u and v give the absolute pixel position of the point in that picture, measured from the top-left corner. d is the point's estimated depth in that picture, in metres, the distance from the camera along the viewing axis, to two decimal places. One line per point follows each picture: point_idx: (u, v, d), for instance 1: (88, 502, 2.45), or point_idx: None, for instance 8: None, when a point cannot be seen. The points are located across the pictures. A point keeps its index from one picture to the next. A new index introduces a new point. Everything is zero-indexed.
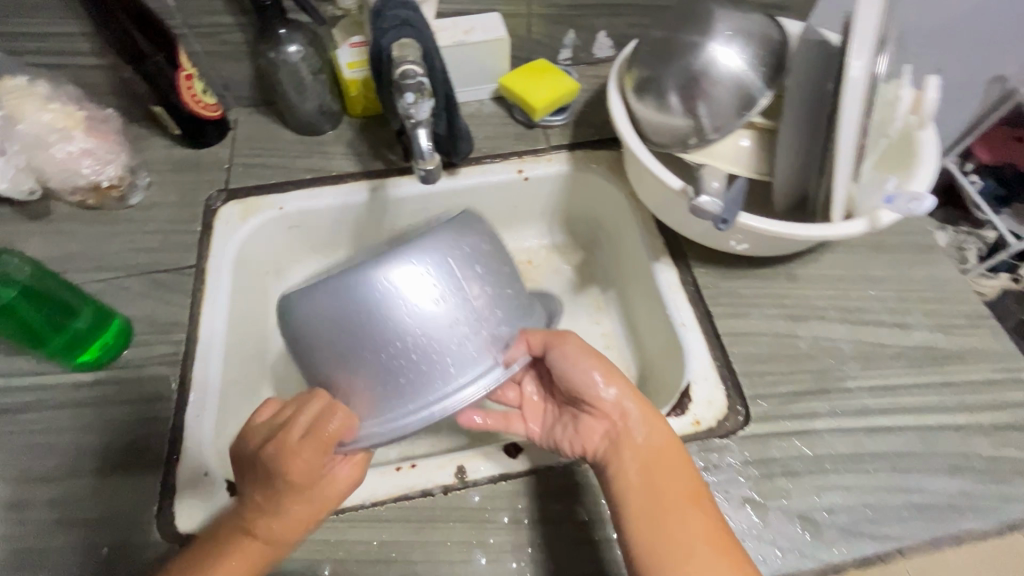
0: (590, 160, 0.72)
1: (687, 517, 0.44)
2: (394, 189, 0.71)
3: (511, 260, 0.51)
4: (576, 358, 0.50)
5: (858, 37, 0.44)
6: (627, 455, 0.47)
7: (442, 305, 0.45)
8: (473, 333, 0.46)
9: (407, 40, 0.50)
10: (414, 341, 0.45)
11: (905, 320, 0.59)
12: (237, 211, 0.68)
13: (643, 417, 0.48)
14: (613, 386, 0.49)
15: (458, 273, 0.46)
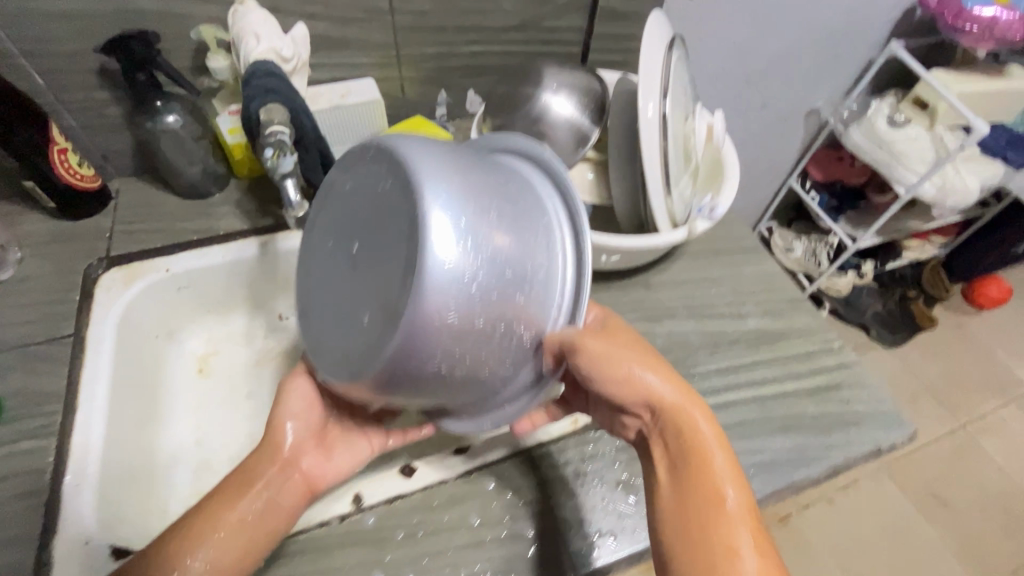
0: None
1: (716, 487, 0.45)
2: (284, 243, 0.75)
3: (532, 246, 0.44)
4: (603, 350, 0.48)
5: (645, 88, 0.56)
6: (670, 436, 0.48)
7: (477, 329, 0.41)
8: (510, 351, 0.45)
9: (274, 105, 0.55)
10: (455, 375, 0.43)
11: (740, 310, 0.70)
12: (119, 277, 0.69)
13: (672, 397, 0.49)
14: (643, 372, 0.49)
15: (480, 311, 0.41)
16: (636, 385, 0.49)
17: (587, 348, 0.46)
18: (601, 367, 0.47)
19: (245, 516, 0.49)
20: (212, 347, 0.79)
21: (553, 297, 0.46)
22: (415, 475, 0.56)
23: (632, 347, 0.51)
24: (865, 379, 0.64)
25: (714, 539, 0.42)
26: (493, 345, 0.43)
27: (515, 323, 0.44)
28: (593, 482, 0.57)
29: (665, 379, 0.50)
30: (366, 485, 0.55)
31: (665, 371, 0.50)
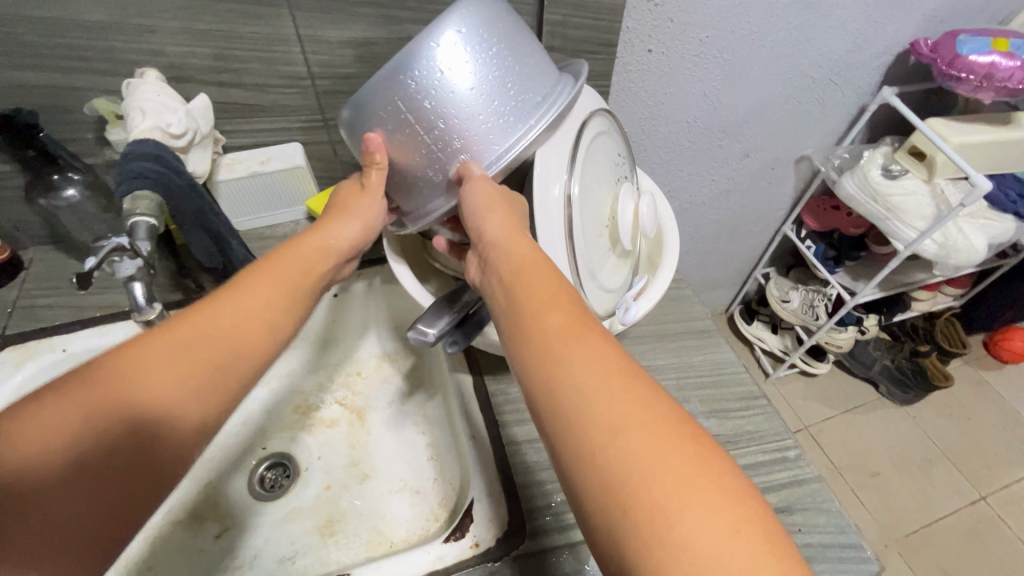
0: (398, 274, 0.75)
1: (578, 353, 0.37)
2: None
3: (490, 138, 0.48)
4: (487, 201, 0.47)
5: (551, 167, 0.49)
6: (520, 263, 0.44)
7: (426, 106, 0.46)
8: (439, 160, 0.49)
9: (142, 193, 0.53)
10: (401, 123, 0.48)
11: (682, 409, 0.62)
12: (12, 358, 0.64)
13: (540, 269, 0.44)
14: (522, 236, 0.47)
15: (431, 108, 0.46)
16: (504, 237, 0.46)
17: (475, 182, 0.47)
18: (482, 199, 0.46)
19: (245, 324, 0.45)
20: None
21: (500, 149, 0.48)
22: None
23: (508, 201, 0.49)
24: (823, 500, 0.55)
25: (587, 399, 0.35)
26: (433, 138, 0.47)
27: (459, 140, 0.48)
28: None
29: (529, 252, 0.45)
30: None
31: (527, 239, 0.47)
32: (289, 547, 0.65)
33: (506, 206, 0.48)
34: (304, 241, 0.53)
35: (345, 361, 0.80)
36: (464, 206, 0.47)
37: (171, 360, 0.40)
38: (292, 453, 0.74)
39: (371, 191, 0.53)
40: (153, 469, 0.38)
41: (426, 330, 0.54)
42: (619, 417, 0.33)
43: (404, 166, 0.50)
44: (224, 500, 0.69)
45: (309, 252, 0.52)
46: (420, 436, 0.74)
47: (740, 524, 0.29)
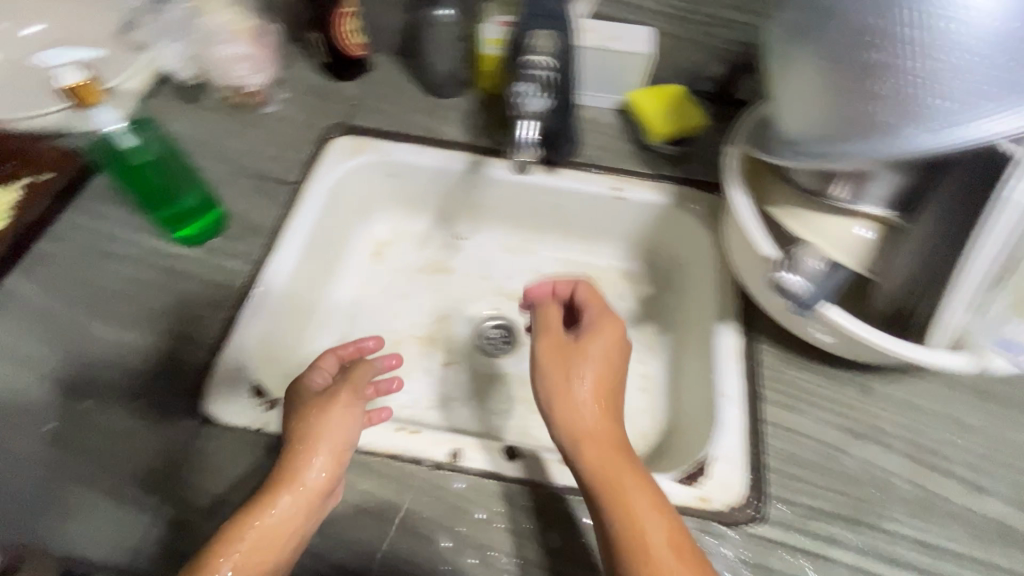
0: (690, 200, 0.70)
1: (647, 523, 0.44)
2: (492, 170, 0.73)
3: (991, 90, 0.38)
4: (549, 359, 0.52)
5: None
6: (579, 416, 0.49)
7: (933, 26, 0.39)
8: (899, 95, 0.41)
9: (545, 41, 0.63)
10: (880, 42, 0.41)
11: (982, 479, 0.51)
12: (347, 145, 0.73)
13: (603, 421, 0.49)
14: (592, 376, 0.51)
15: (935, 30, 0.39)
16: (588, 406, 0.50)
17: (551, 333, 0.54)
18: (546, 366, 0.51)
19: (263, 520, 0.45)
20: (391, 238, 0.82)
21: (994, 108, 0.38)
22: (514, 461, 0.53)
23: (575, 342, 0.53)
24: None
25: (644, 554, 0.43)
26: (915, 65, 0.40)
27: (946, 78, 0.39)
28: None
29: (591, 404, 0.50)
30: (467, 446, 0.53)
31: (603, 369, 0.52)
32: (499, 404, 0.70)
33: (583, 350, 0.52)
34: (289, 432, 0.50)
35: (582, 263, 0.81)
36: (539, 358, 0.52)
37: (229, 533, 0.45)
38: (517, 323, 0.77)
39: (342, 399, 0.52)
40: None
41: (792, 279, 0.47)
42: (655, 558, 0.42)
43: (846, 91, 0.43)
44: (455, 339, 0.75)
45: (307, 438, 0.49)
46: (638, 363, 0.73)
47: None
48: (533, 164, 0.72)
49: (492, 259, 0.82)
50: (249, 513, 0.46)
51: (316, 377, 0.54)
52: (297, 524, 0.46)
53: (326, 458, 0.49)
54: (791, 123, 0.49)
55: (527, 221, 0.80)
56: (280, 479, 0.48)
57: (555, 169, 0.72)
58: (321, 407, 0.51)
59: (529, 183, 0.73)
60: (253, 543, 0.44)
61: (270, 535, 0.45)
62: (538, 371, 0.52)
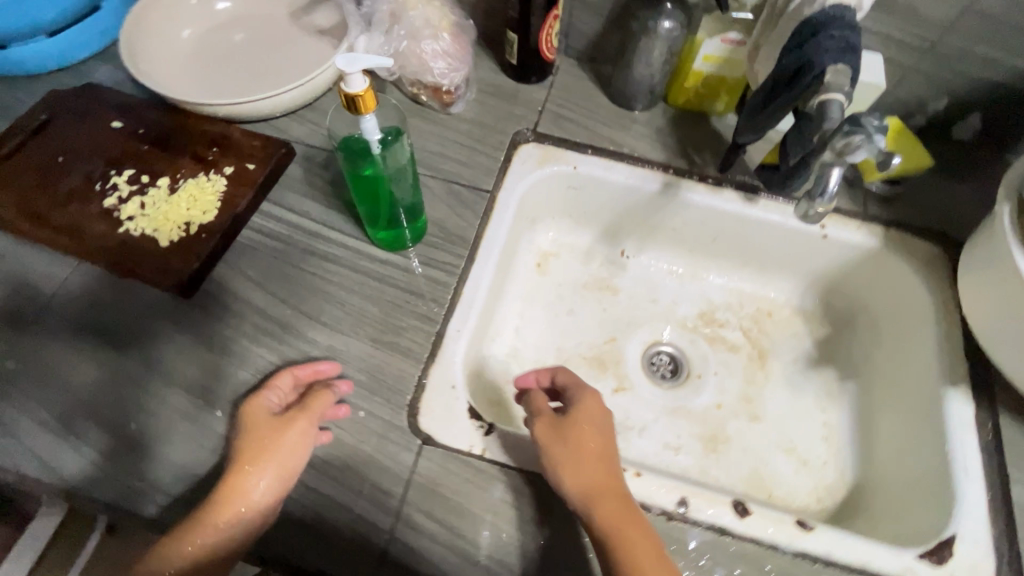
0: (903, 246, 0.66)
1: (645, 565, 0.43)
2: (687, 193, 0.69)
3: None
4: (547, 437, 0.50)
5: None
6: (583, 471, 0.48)
7: None
8: None
9: (842, 66, 0.46)
10: None
11: None
12: (536, 154, 0.70)
13: (597, 476, 0.48)
14: (588, 443, 0.50)
15: None
16: (587, 473, 0.48)
17: (541, 410, 0.52)
18: (548, 442, 0.50)
19: (207, 539, 0.45)
20: (555, 250, 0.80)
21: None
22: (747, 519, 0.50)
23: (566, 415, 0.51)
24: None
25: None
26: None
27: None
28: None
29: (594, 463, 0.49)
30: (694, 496, 0.51)
31: (596, 437, 0.51)
32: (674, 438, 0.68)
33: (574, 419, 0.51)
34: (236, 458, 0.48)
35: (754, 296, 0.77)
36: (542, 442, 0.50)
37: (187, 558, 0.44)
38: (686, 353, 0.75)
39: (297, 427, 0.49)
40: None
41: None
42: None
43: None
44: (624, 364, 0.73)
45: (248, 471, 0.47)
46: (818, 410, 0.70)
47: None
48: (730, 190, 0.68)
49: (659, 281, 0.79)
50: (185, 541, 0.45)
51: (274, 391, 0.52)
52: (230, 556, 0.46)
53: (263, 476, 0.47)
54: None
55: (702, 248, 0.76)
56: (218, 505, 0.46)
57: (756, 198, 0.68)
58: (269, 437, 0.49)
59: (723, 210, 0.69)
60: (186, 560, 0.44)
61: (212, 554, 0.45)
62: (542, 448, 0.50)
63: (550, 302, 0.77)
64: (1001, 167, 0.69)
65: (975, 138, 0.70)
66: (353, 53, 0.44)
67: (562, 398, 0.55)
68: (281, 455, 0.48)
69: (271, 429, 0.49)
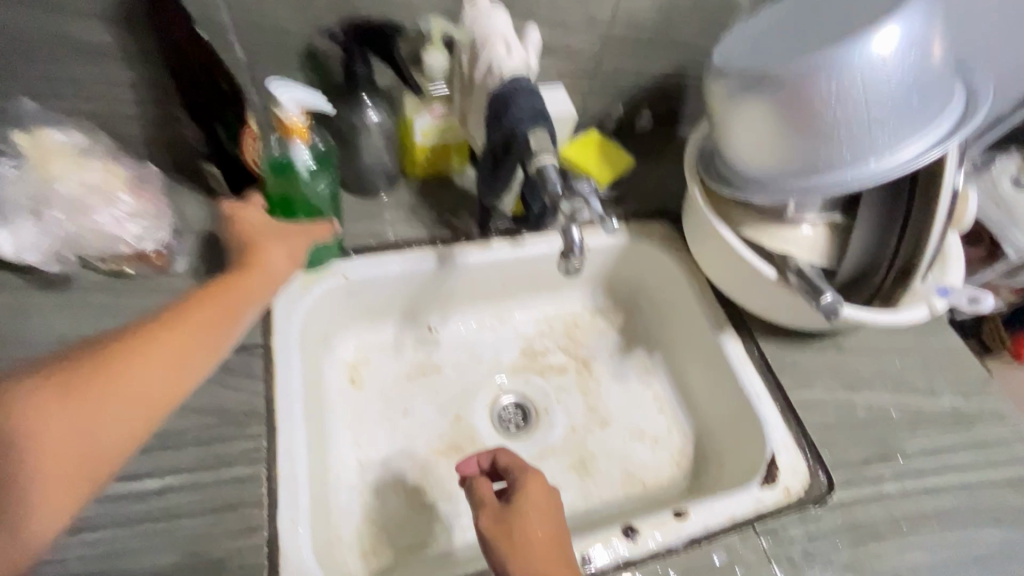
0: (644, 232, 0.77)
1: None
2: (462, 257, 0.70)
3: (906, 124, 0.49)
4: (494, 529, 0.50)
5: (950, 157, 0.53)
6: (531, 561, 0.47)
7: (863, 83, 0.48)
8: (846, 139, 0.50)
9: (541, 132, 0.51)
10: (824, 102, 0.49)
11: (933, 386, 0.68)
12: (297, 279, 0.63)
13: (550, 565, 0.47)
14: (536, 532, 0.49)
15: (864, 89, 0.48)
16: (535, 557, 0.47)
17: (487, 497, 0.53)
18: (494, 535, 0.49)
19: (222, 310, 0.46)
20: (363, 356, 0.74)
21: (908, 140, 0.50)
22: (639, 539, 0.53)
23: (509, 503, 0.51)
24: None
25: None
26: (849, 116, 0.49)
27: (871, 125, 0.49)
28: (823, 566, 0.53)
29: (543, 549, 0.48)
30: (591, 545, 0.53)
31: (541, 520, 0.50)
32: (552, 481, 0.70)
33: (517, 506, 0.51)
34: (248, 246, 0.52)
35: (558, 314, 0.83)
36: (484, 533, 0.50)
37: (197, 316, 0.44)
38: (528, 395, 0.77)
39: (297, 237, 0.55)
40: (163, 355, 0.40)
41: (830, 297, 0.54)
42: None
43: (799, 141, 0.51)
44: (478, 435, 0.72)
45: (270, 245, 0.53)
46: (646, 388, 0.79)
47: None
48: (498, 240, 0.71)
49: (475, 339, 0.79)
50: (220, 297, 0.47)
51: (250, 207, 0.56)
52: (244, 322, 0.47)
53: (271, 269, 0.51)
54: (755, 152, 0.56)
55: (498, 294, 0.79)
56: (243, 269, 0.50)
57: (523, 238, 0.72)
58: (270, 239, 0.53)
59: (500, 259, 0.72)
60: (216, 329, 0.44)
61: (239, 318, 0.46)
62: (490, 543, 0.49)
63: (381, 412, 0.71)
64: (679, 141, 0.86)
65: (653, 127, 0.85)
66: (291, 87, 0.52)
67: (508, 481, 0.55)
68: (279, 255, 0.53)
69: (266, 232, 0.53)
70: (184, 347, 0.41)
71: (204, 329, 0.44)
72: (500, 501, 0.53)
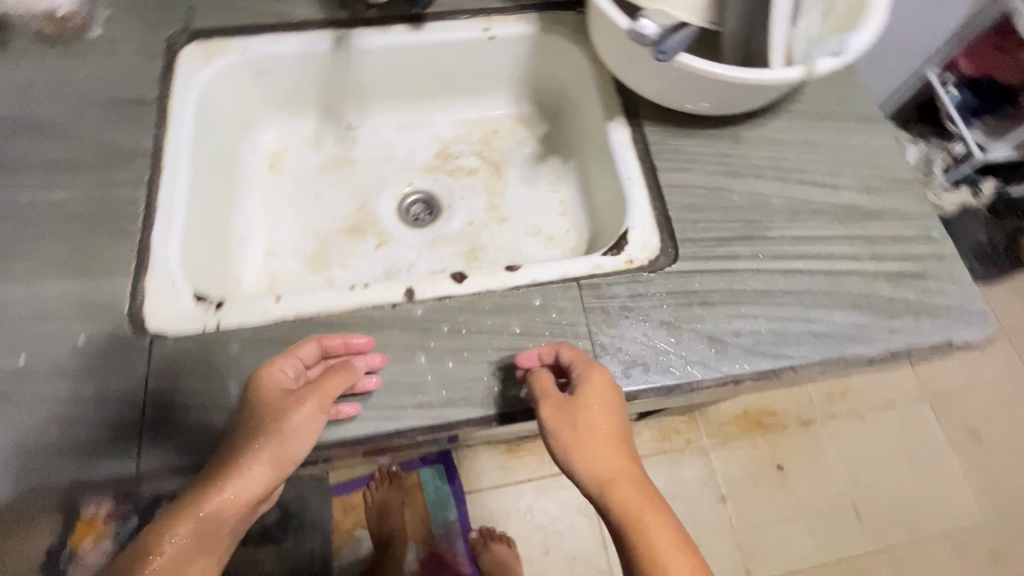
0: (555, 21, 0.73)
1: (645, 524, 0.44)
2: (359, 41, 0.71)
3: None
4: (556, 420, 0.48)
5: None
6: (597, 458, 0.47)
7: None
8: None
9: None
10: None
11: (834, 180, 0.63)
12: (199, 52, 0.68)
13: (612, 460, 0.47)
14: (597, 426, 0.48)
15: None
16: (607, 468, 0.47)
17: (543, 384, 0.50)
18: (556, 426, 0.48)
19: (266, 454, 0.46)
20: (283, 146, 0.80)
21: None
22: (466, 283, 0.57)
23: (573, 396, 0.49)
24: (958, 274, 0.59)
25: (646, 540, 0.44)
26: None
27: None
28: (638, 318, 0.55)
29: (606, 448, 0.48)
30: (418, 282, 0.57)
31: (606, 415, 0.49)
32: (439, 263, 0.75)
33: (581, 401, 0.49)
34: (246, 407, 0.48)
35: (478, 119, 0.84)
36: (544, 426, 0.49)
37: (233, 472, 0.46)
38: (434, 193, 0.80)
39: (309, 408, 0.48)
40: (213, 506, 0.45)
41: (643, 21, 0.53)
42: (650, 538, 0.44)
43: None
44: (381, 222, 0.77)
45: (277, 373, 0.49)
46: (554, 193, 0.79)
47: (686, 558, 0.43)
48: (396, 25, 0.72)
49: (391, 139, 0.82)
50: (246, 465, 0.46)
51: (280, 364, 0.50)
52: (277, 476, 0.47)
53: (288, 456, 0.47)
54: None
55: (412, 92, 0.80)
56: (267, 435, 0.46)
57: (422, 24, 0.72)
58: (290, 398, 0.48)
59: (401, 46, 0.73)
60: (258, 473, 0.46)
61: (279, 463, 0.47)
62: (550, 432, 0.49)
63: (294, 194, 0.78)
64: None
65: None
66: None
67: (568, 376, 0.52)
68: (295, 438, 0.47)
69: (286, 395, 0.48)
70: (227, 503, 0.45)
71: (238, 483, 0.45)
72: (563, 393, 0.50)
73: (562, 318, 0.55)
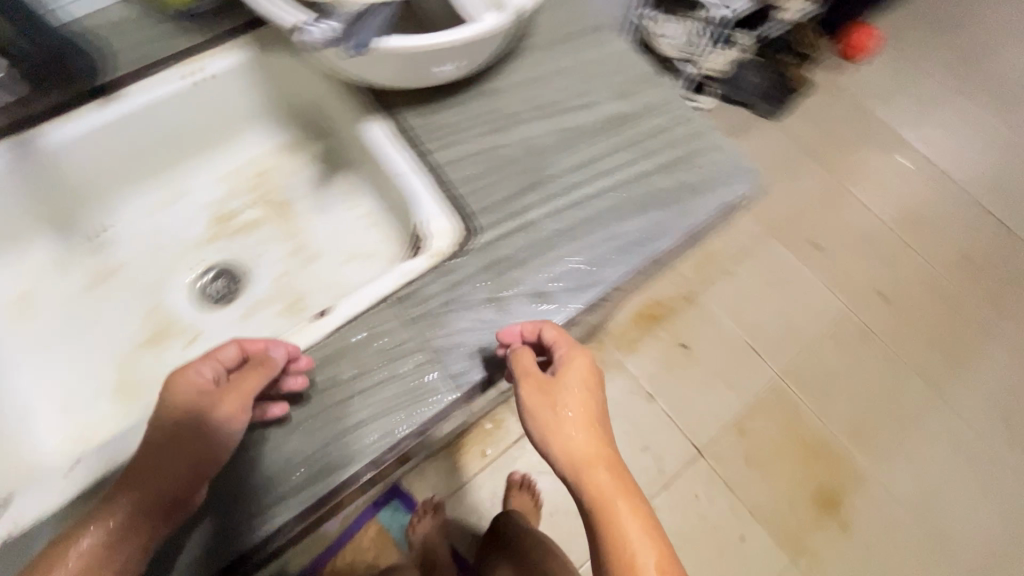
0: (263, 38, 0.66)
1: (619, 511, 0.43)
2: (43, 139, 0.59)
3: None
4: (535, 402, 0.47)
5: None
6: (573, 440, 0.46)
7: None
8: None
9: None
10: None
11: (590, 98, 0.64)
12: None
13: (587, 445, 0.46)
14: (570, 410, 0.47)
15: None
16: (584, 455, 0.45)
17: (524, 365, 0.49)
18: (535, 405, 0.47)
19: (159, 465, 0.41)
20: (24, 285, 0.67)
21: None
22: None
23: (555, 379, 0.49)
24: (718, 142, 0.64)
25: (617, 526, 0.42)
26: None
27: None
28: (461, 309, 0.54)
29: (576, 425, 0.47)
30: None
31: (584, 399, 0.48)
32: (263, 331, 0.68)
33: (562, 387, 0.48)
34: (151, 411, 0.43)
35: (240, 166, 0.76)
36: (521, 402, 0.48)
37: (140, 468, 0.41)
38: (227, 261, 0.73)
39: (228, 404, 0.44)
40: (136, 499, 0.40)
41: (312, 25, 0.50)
42: (622, 522, 0.42)
43: None
44: (181, 318, 0.70)
45: (189, 372, 0.45)
46: (353, 209, 0.74)
47: (652, 541, 0.42)
48: (80, 104, 0.61)
49: (151, 224, 0.72)
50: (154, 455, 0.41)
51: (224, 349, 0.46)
52: (198, 472, 0.42)
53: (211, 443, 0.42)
54: None
55: (147, 169, 0.71)
56: (179, 427, 0.42)
57: (112, 93, 0.62)
58: (207, 399, 0.44)
59: (99, 126, 0.62)
60: (168, 469, 0.41)
61: (202, 460, 0.42)
62: (528, 411, 0.47)
63: (64, 331, 0.67)
64: None
65: None
66: None
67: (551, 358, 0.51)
68: (214, 426, 0.43)
69: (244, 377, 0.46)
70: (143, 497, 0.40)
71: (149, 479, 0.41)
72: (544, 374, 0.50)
73: (391, 342, 0.53)
